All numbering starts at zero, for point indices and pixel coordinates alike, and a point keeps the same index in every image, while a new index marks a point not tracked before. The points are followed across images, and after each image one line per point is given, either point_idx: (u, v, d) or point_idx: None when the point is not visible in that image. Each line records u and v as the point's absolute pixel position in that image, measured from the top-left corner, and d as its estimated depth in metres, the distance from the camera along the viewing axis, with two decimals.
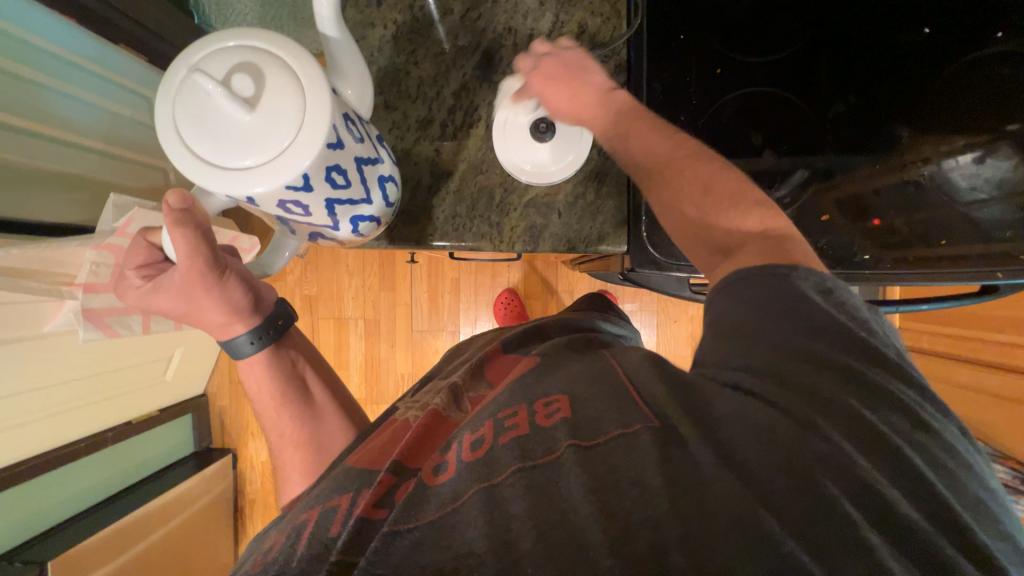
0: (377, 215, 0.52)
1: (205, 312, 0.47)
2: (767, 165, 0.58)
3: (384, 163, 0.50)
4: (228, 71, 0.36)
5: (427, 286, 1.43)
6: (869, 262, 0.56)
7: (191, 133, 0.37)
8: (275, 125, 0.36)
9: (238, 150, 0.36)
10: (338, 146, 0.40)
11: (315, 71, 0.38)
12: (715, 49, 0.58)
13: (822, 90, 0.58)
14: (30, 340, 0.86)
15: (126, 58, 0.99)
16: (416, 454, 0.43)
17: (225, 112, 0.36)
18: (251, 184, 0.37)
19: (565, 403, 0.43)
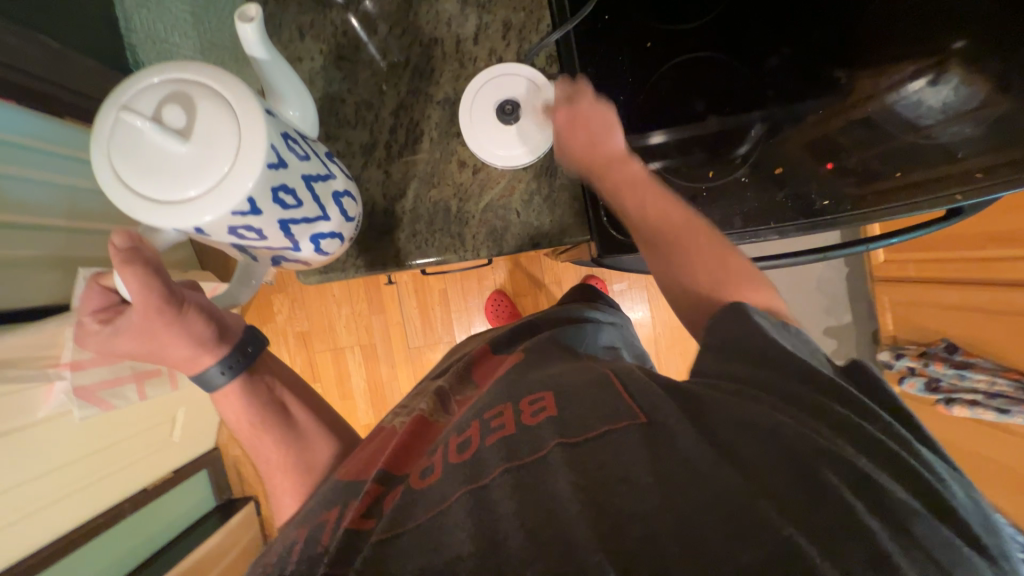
0: (338, 231, 0.52)
1: (169, 348, 0.47)
2: (714, 130, 0.59)
3: (337, 178, 0.50)
4: (158, 105, 0.36)
5: (416, 302, 1.43)
6: (834, 206, 0.54)
7: (128, 173, 0.36)
8: (214, 151, 0.36)
9: (180, 181, 0.36)
10: (280, 166, 0.40)
11: (246, 92, 0.37)
12: (643, 23, 0.57)
13: (755, 45, 0.58)
14: (27, 427, 0.86)
15: (71, 129, 0.98)
16: (400, 463, 0.44)
17: (161, 146, 0.35)
18: (198, 213, 0.36)
19: (551, 400, 0.43)
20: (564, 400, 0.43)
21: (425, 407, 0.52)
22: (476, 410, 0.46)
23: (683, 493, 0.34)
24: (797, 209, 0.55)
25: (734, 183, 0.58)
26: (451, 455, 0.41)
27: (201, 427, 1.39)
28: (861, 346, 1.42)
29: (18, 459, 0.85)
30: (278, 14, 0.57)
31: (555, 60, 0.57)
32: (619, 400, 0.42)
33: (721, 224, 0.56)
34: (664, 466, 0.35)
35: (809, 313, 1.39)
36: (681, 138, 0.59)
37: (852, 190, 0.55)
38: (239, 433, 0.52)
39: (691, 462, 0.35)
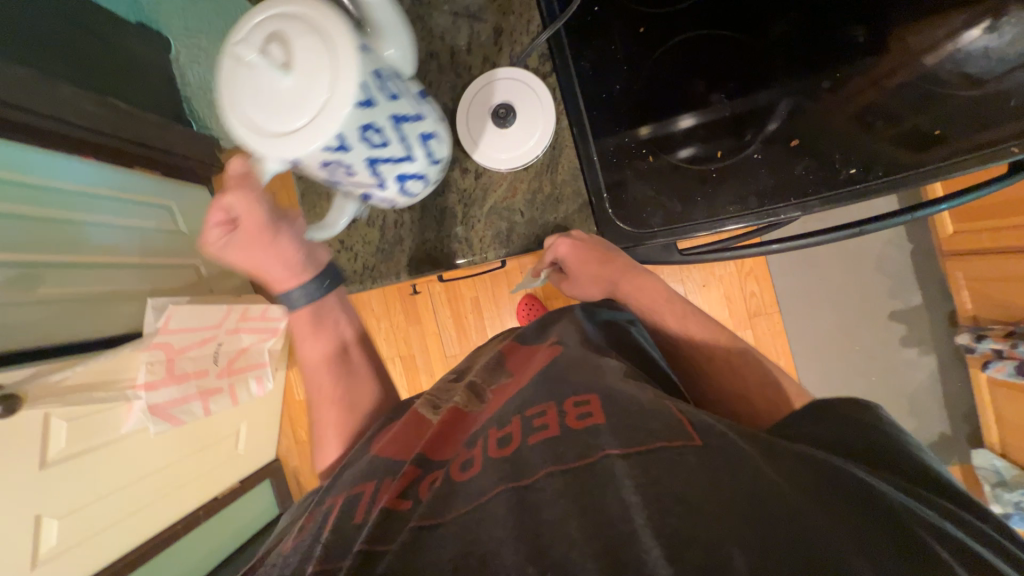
0: (424, 173, 0.52)
1: (267, 268, 0.53)
2: (717, 109, 0.54)
3: (427, 119, 0.48)
4: (267, 37, 0.36)
5: (450, 311, 1.47)
6: (856, 177, 0.50)
7: (239, 100, 0.37)
8: (310, 85, 0.36)
9: (281, 115, 0.37)
10: (369, 104, 0.39)
11: (340, 26, 0.36)
12: (631, 8, 0.54)
13: (755, 13, 0.53)
14: (111, 444, 0.99)
15: (117, 172, 1.14)
16: (440, 448, 0.46)
17: (265, 77, 0.36)
18: (294, 148, 0.37)
19: (597, 406, 0.42)
20: (611, 405, 0.42)
21: (459, 399, 0.53)
22: (517, 403, 0.46)
23: (747, 512, 0.32)
24: (821, 182, 0.51)
25: (745, 161, 0.53)
26: (490, 450, 0.42)
27: (264, 439, 1.49)
28: (938, 330, 1.27)
29: (99, 471, 0.97)
30: None
31: (548, 59, 0.57)
32: (676, 421, 0.40)
33: (736, 206, 0.52)
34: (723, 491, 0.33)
35: (871, 297, 1.27)
36: (683, 121, 0.54)
37: (887, 153, 0.50)
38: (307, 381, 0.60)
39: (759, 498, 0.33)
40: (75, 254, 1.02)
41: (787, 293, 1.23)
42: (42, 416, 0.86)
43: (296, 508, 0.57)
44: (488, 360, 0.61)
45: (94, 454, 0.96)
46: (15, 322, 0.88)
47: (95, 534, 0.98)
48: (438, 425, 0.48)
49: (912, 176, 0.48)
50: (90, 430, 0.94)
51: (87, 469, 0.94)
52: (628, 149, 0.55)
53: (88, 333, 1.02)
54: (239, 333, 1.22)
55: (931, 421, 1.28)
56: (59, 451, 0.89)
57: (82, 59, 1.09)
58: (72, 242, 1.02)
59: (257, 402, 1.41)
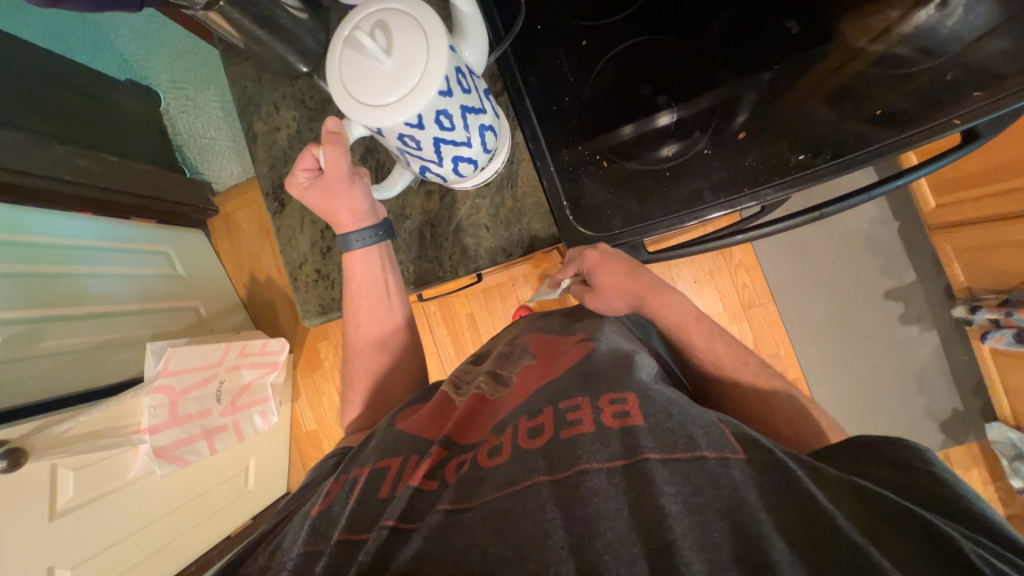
0: (478, 160, 0.51)
1: (339, 212, 0.56)
2: (664, 111, 0.55)
3: (488, 113, 0.48)
4: (376, 25, 0.39)
5: (446, 331, 1.47)
6: (806, 162, 0.51)
7: (345, 69, 0.40)
8: (407, 66, 0.39)
9: (375, 87, 0.39)
10: (447, 93, 0.41)
11: (439, 26, 0.40)
12: (572, 25, 0.57)
13: (690, 19, 0.55)
14: (118, 489, 1.01)
15: (117, 224, 1.19)
16: (465, 433, 0.48)
17: (369, 54, 0.39)
18: (376, 117, 0.40)
19: (633, 401, 0.43)
20: (646, 404, 0.43)
21: (484, 388, 0.55)
22: (549, 395, 0.48)
23: (794, 535, 0.32)
24: (772, 171, 0.52)
25: (696, 157, 0.54)
26: (520, 440, 0.43)
27: (273, 474, 1.50)
28: (937, 306, 1.25)
29: (108, 518, 0.98)
30: (257, 94, 0.65)
31: (498, 79, 0.60)
32: (720, 432, 0.40)
33: (692, 201, 0.53)
34: (746, 503, 0.34)
35: (864, 278, 1.26)
36: (634, 125, 0.55)
37: (832, 135, 0.50)
38: (351, 346, 0.65)
39: (803, 516, 0.33)
40: (78, 305, 1.05)
41: (778, 281, 1.23)
42: (50, 467, 0.88)
43: (314, 467, 0.58)
44: (513, 352, 0.62)
45: (103, 501, 0.98)
46: (16, 377, 0.90)
47: None
48: (464, 410, 0.51)
49: (859, 156, 0.49)
50: (96, 477, 0.96)
51: (95, 517, 0.96)
52: (581, 158, 0.57)
53: (88, 383, 1.04)
54: (239, 369, 1.25)
55: (942, 398, 1.26)
56: (67, 501, 0.91)
57: (72, 118, 1.14)
58: (74, 294, 1.05)
59: (264, 436, 1.42)
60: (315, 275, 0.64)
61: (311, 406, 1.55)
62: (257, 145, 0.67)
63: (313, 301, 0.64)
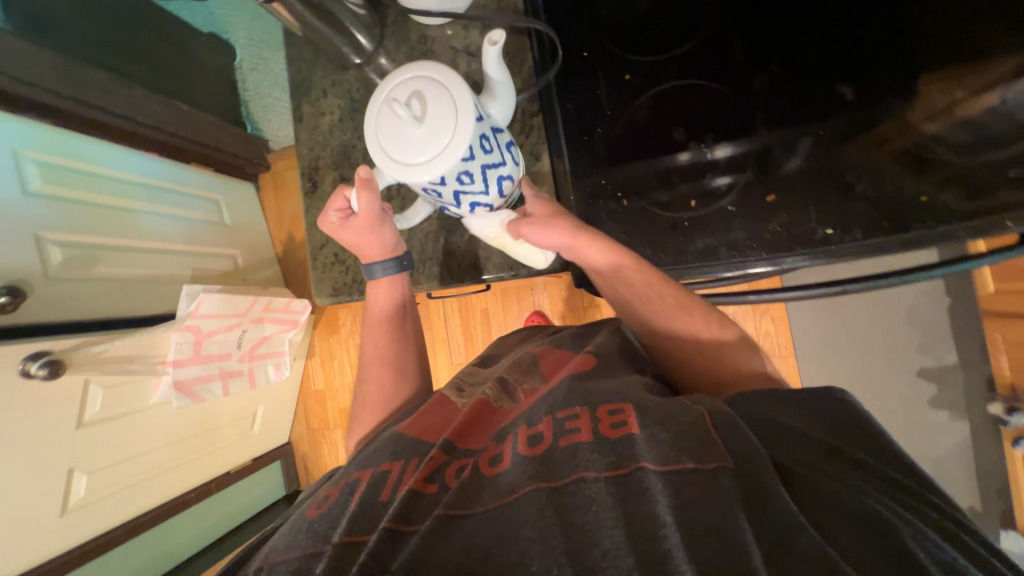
0: (492, 204, 0.51)
1: (368, 247, 0.58)
2: (692, 158, 0.54)
3: (507, 164, 0.48)
4: (412, 94, 0.41)
5: (460, 322, 1.50)
6: (834, 237, 0.49)
7: (381, 130, 0.42)
8: (436, 136, 0.40)
9: (404, 149, 0.41)
10: (470, 157, 0.42)
11: (468, 99, 0.41)
12: (618, 56, 0.56)
13: (739, 67, 0.53)
14: (141, 411, 1.11)
15: (180, 167, 1.28)
16: (466, 437, 0.46)
17: (401, 121, 0.40)
18: (402, 176, 0.42)
19: (631, 413, 0.40)
20: (648, 416, 0.40)
21: (490, 392, 0.52)
22: (549, 404, 0.44)
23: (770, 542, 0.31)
24: (795, 239, 0.50)
25: (718, 212, 0.53)
26: (520, 447, 0.41)
27: (277, 423, 1.58)
28: (973, 394, 1.17)
29: (125, 437, 1.08)
30: (310, 79, 0.69)
31: (536, 99, 0.59)
32: (706, 434, 0.38)
33: (704, 255, 0.53)
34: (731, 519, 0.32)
35: (898, 350, 1.18)
36: (662, 168, 0.55)
37: (866, 216, 0.48)
38: (366, 363, 0.64)
39: (781, 532, 0.32)
40: (133, 237, 1.15)
41: (805, 336, 1.17)
42: (83, 381, 0.98)
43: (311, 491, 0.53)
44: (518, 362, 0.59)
45: (125, 419, 1.08)
46: (66, 295, 1.00)
47: (119, 491, 1.09)
48: (467, 411, 0.48)
49: (889, 242, 0.47)
50: (122, 398, 1.06)
51: (113, 432, 1.05)
52: (603, 191, 0.56)
53: (129, 309, 1.13)
54: (263, 322, 1.31)
55: (962, 492, 1.17)
56: (94, 414, 1.01)
57: (154, 64, 1.22)
58: (131, 226, 1.15)
59: (275, 386, 1.50)
60: (332, 259, 0.67)
61: (323, 366, 1.63)
62: (302, 125, 0.70)
63: (326, 283, 0.67)
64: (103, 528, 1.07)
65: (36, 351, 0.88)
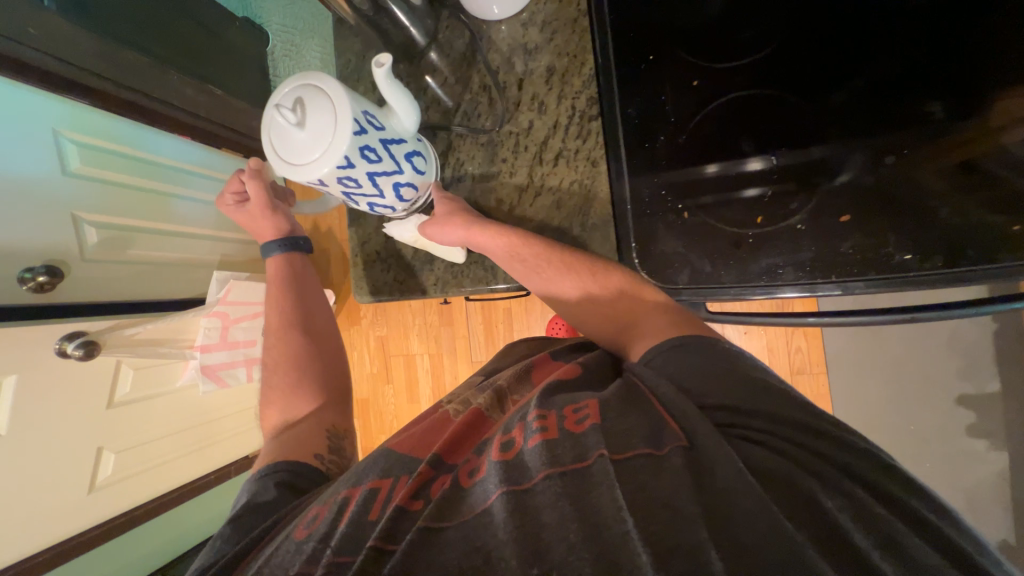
0: (391, 206, 0.57)
1: (263, 230, 0.68)
2: (756, 172, 0.53)
3: (405, 173, 0.54)
4: (296, 100, 0.44)
5: (481, 320, 1.48)
6: (914, 263, 0.46)
7: (269, 128, 0.45)
8: (313, 142, 0.43)
9: (286, 150, 0.45)
10: (349, 166, 0.46)
11: (347, 113, 0.43)
12: (689, 61, 0.54)
13: (817, 80, 0.50)
14: (168, 393, 1.12)
15: (216, 154, 1.29)
16: (453, 451, 0.44)
17: (282, 126, 0.44)
18: (283, 172, 0.46)
19: (592, 408, 0.39)
20: (609, 409, 0.39)
21: (482, 403, 0.52)
22: (523, 410, 0.43)
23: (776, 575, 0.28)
24: (869, 263, 0.47)
25: (786, 230, 0.51)
26: (494, 451, 0.39)
27: None
28: (1017, 427, 1.11)
29: (151, 418, 1.09)
30: (359, 73, 0.67)
31: (596, 102, 0.56)
32: (661, 422, 0.37)
33: (767, 275, 0.50)
34: (730, 520, 0.30)
35: (933, 374, 1.15)
36: (726, 181, 0.53)
37: (949, 242, 0.45)
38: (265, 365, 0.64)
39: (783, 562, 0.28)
40: (165, 221, 1.16)
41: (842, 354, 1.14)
42: (115, 363, 1.00)
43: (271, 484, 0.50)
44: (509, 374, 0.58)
45: (154, 401, 1.10)
46: (98, 277, 1.01)
47: (139, 473, 1.08)
48: (456, 426, 0.47)
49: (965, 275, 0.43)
50: (151, 380, 1.08)
51: (139, 414, 1.06)
52: (662, 198, 0.54)
53: (157, 293, 1.14)
54: None
55: (991, 524, 1.13)
56: (123, 394, 1.03)
57: None
58: (163, 210, 1.16)
59: None
60: (374, 255, 0.66)
61: None
62: None
63: (367, 282, 0.66)
64: (128, 506, 1.07)
65: (71, 332, 0.90)
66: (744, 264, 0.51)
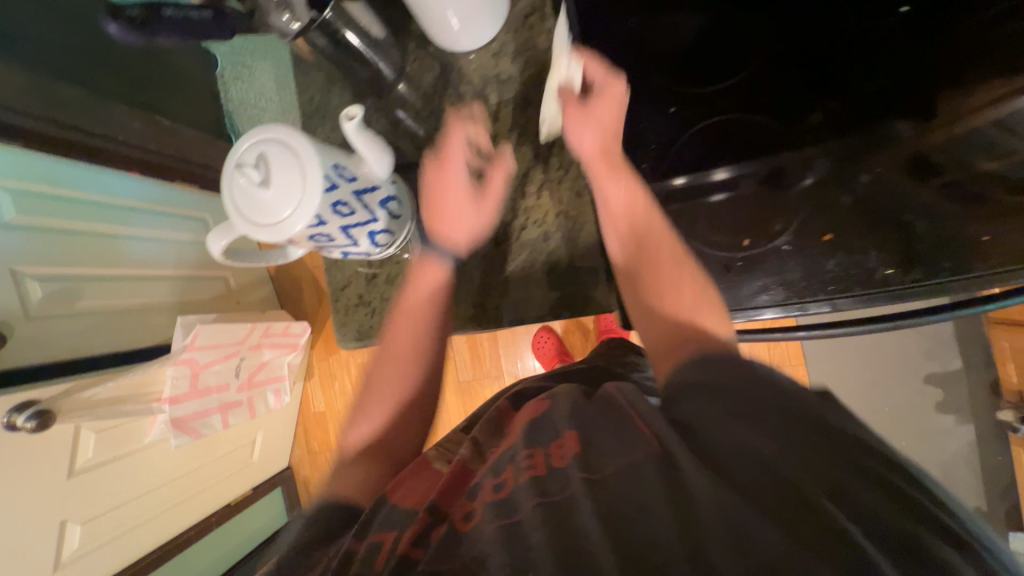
0: (364, 254, 0.54)
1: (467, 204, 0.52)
2: (740, 192, 0.54)
3: (379, 221, 0.51)
4: (259, 156, 0.41)
5: (465, 339, 1.44)
6: (895, 276, 0.48)
7: (230, 186, 0.42)
8: (283, 198, 0.41)
9: (254, 208, 0.41)
10: (321, 223, 0.43)
11: (315, 164, 0.41)
12: (665, 85, 0.53)
13: (795, 101, 0.52)
14: (138, 451, 1.04)
15: (179, 190, 1.19)
16: (450, 492, 0.37)
17: (244, 184, 0.41)
18: (249, 233, 0.42)
19: (575, 438, 0.35)
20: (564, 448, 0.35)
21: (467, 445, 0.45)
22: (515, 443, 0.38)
23: None
24: (854, 278, 0.49)
25: (773, 252, 0.51)
26: (488, 494, 0.34)
27: (278, 448, 1.52)
28: (979, 400, 1.18)
29: (117, 481, 1.01)
30: (323, 108, 0.64)
31: None
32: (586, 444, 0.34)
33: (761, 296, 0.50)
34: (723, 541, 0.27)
35: (904, 358, 1.20)
36: (712, 202, 0.54)
37: (928, 254, 0.47)
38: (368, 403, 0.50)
39: None
40: (116, 265, 1.05)
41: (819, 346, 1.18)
42: (73, 428, 0.91)
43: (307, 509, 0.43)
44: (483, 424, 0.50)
45: (123, 461, 1.02)
46: (47, 336, 0.91)
47: (105, 543, 1.01)
48: (450, 469, 0.40)
49: (935, 287, 0.45)
50: (116, 441, 1.00)
51: (105, 478, 0.98)
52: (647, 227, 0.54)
53: (111, 346, 1.04)
54: (261, 348, 1.25)
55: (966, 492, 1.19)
56: (87, 460, 0.95)
57: None
58: (111, 255, 1.05)
59: (274, 413, 1.43)
60: (356, 300, 0.63)
61: (322, 388, 1.57)
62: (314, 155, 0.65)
63: (350, 327, 0.63)
64: None
65: (22, 402, 0.81)
66: (736, 283, 0.51)
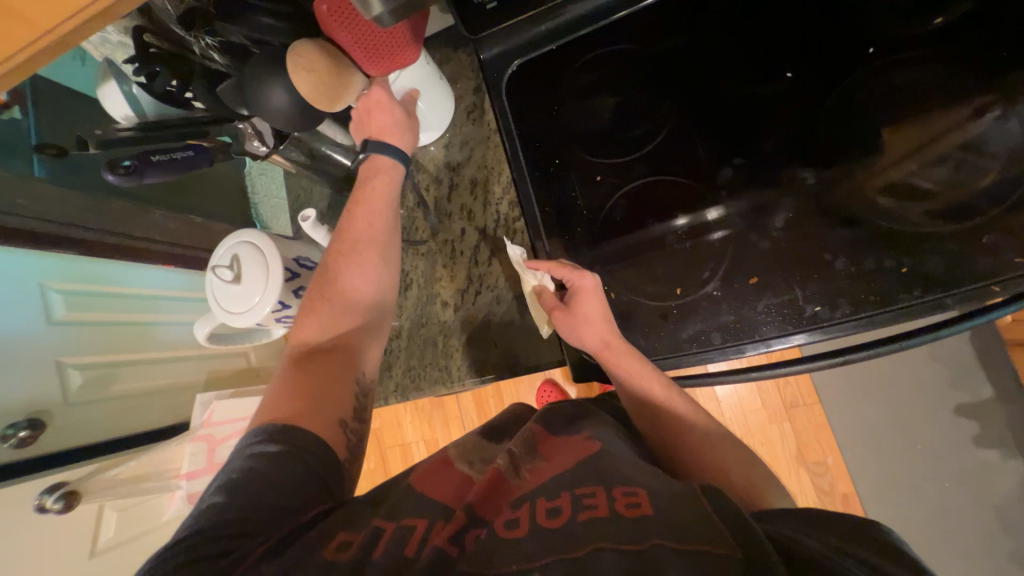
0: None
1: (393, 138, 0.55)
2: (665, 244, 0.57)
3: None
4: (232, 256, 0.49)
5: (471, 396, 1.46)
6: (825, 313, 0.50)
7: (210, 283, 0.50)
8: (250, 289, 0.48)
9: (227, 299, 0.49)
10: (284, 307, 0.50)
11: (276, 259, 0.48)
12: (584, 159, 0.60)
13: (704, 161, 0.57)
14: (156, 528, 1.13)
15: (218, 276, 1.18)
16: (488, 505, 0.40)
17: (219, 281, 0.49)
18: (224, 320, 0.50)
19: (645, 498, 0.37)
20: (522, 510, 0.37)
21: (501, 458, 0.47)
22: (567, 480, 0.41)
23: None
24: (786, 318, 0.51)
25: (705, 298, 0.54)
26: (539, 519, 0.37)
27: None
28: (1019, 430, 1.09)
29: (132, 560, 1.07)
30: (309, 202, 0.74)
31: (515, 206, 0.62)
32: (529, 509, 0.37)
33: (697, 342, 0.53)
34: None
35: (927, 389, 1.13)
36: (645, 257, 0.57)
37: (849, 291, 0.50)
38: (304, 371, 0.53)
39: None
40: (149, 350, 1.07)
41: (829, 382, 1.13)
42: (98, 507, 1.00)
43: (256, 452, 0.44)
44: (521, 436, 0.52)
45: (143, 538, 1.10)
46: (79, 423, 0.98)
47: None
48: (485, 481, 0.43)
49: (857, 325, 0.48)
50: (135, 519, 1.08)
51: (122, 556, 1.05)
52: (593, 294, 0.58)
53: None
54: None
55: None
56: (108, 539, 1.02)
57: None
58: (147, 341, 1.07)
59: None
60: None
61: None
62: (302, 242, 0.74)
63: None
64: None
65: (53, 484, 0.89)
66: (675, 330, 0.54)
